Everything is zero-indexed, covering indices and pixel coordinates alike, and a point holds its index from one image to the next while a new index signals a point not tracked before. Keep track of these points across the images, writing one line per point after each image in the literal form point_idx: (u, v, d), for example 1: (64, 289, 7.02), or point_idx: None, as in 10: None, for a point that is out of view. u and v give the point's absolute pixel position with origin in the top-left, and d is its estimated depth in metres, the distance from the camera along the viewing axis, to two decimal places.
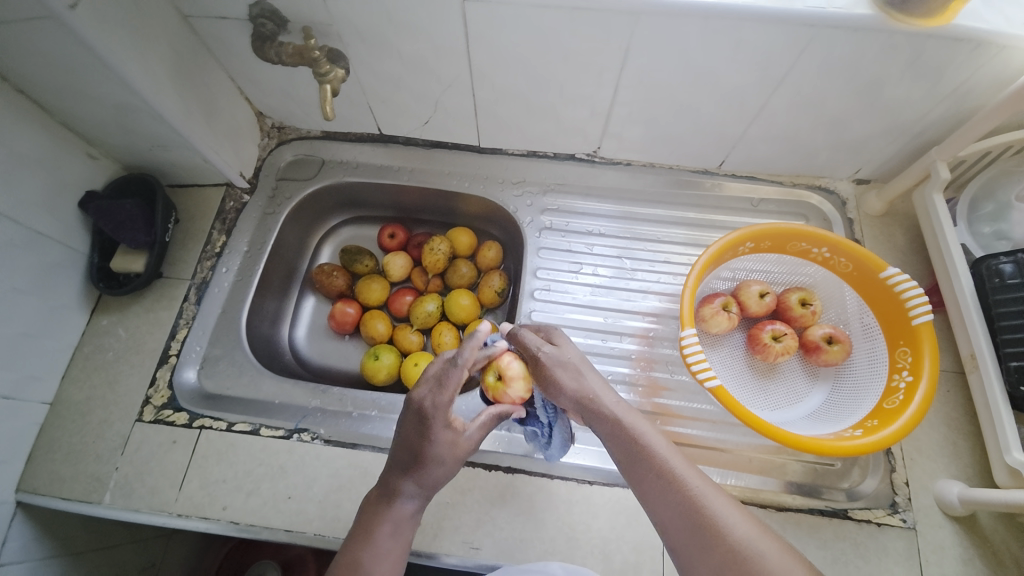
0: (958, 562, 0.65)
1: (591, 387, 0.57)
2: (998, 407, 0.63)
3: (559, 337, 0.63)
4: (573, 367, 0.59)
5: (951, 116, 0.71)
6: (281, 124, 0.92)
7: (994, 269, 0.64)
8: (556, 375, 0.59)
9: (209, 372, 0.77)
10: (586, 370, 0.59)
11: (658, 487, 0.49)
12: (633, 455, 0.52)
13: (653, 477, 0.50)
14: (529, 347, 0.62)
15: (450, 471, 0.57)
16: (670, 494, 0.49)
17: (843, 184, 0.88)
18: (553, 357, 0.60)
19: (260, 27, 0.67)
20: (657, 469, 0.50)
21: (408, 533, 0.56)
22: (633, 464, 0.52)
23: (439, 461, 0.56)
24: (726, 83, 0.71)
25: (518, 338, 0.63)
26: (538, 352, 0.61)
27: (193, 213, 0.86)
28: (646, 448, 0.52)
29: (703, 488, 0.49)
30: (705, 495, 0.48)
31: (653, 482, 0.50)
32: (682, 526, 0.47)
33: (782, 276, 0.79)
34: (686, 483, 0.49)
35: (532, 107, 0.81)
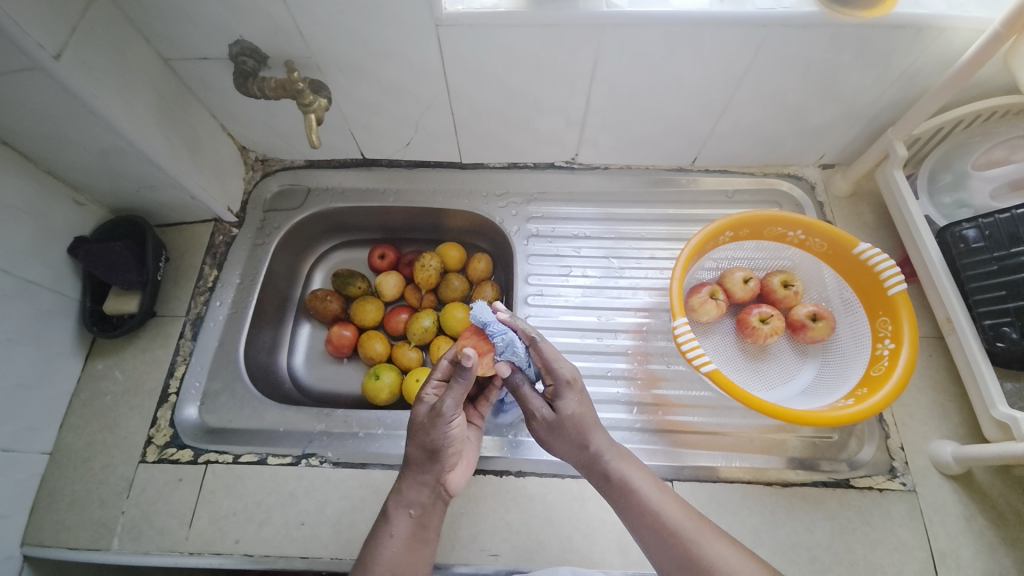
0: (960, 519, 0.67)
1: (594, 444, 0.60)
2: (979, 365, 0.65)
3: (568, 392, 0.60)
4: (575, 425, 0.60)
5: (902, 98, 0.76)
6: (265, 156, 0.94)
7: (958, 236, 0.68)
8: (556, 438, 0.61)
9: (210, 407, 0.76)
10: (590, 424, 0.60)
11: (657, 538, 0.56)
12: (633, 508, 0.58)
13: (654, 531, 0.56)
14: (529, 408, 0.61)
15: (424, 442, 0.59)
16: (670, 548, 0.55)
17: (810, 170, 0.93)
18: (553, 422, 0.60)
19: (241, 65, 0.69)
20: (658, 524, 0.56)
21: (409, 526, 0.58)
22: (632, 516, 0.57)
23: (415, 430, 0.60)
24: (691, 85, 0.75)
25: (517, 390, 0.62)
26: (535, 416, 0.60)
27: (183, 250, 0.86)
28: (647, 501, 0.57)
29: (702, 537, 0.55)
30: (705, 542, 0.55)
31: (652, 536, 0.56)
32: (680, 571, 0.54)
33: (764, 261, 0.82)
34: (686, 535, 0.55)
35: (509, 121, 0.84)
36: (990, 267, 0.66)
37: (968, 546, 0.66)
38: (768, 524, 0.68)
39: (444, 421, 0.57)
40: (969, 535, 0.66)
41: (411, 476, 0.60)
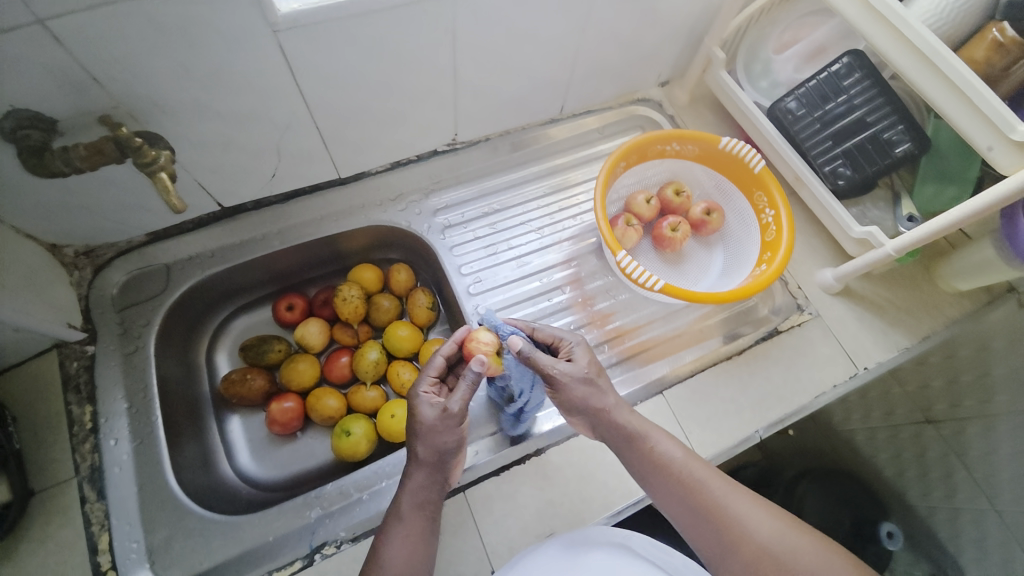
0: (854, 321, 0.87)
1: (608, 403, 0.64)
2: (829, 203, 0.82)
3: (579, 348, 0.67)
4: (592, 382, 0.64)
5: (707, 8, 0.88)
6: (88, 246, 0.74)
7: (785, 109, 0.84)
8: (574, 391, 0.64)
9: (168, 560, 0.62)
10: (603, 383, 0.65)
11: (679, 491, 0.60)
12: (655, 465, 0.62)
13: (673, 483, 0.60)
14: (546, 366, 0.64)
15: (433, 442, 0.59)
16: (692, 499, 0.59)
17: (653, 91, 1.04)
18: (573, 376, 0.64)
19: (25, 140, 0.53)
20: (679, 477, 0.60)
21: (420, 524, 0.57)
22: (652, 472, 0.61)
23: (421, 430, 0.59)
24: (546, 37, 0.78)
25: (531, 359, 0.64)
26: (555, 372, 0.63)
27: (29, 399, 0.66)
28: (668, 457, 0.62)
29: (722, 490, 0.60)
30: (728, 499, 0.59)
31: (673, 493, 0.60)
32: (703, 525, 0.58)
33: (654, 179, 0.91)
34: (707, 491, 0.60)
35: (381, 118, 0.78)
36: (815, 126, 0.82)
37: (866, 338, 0.85)
38: (741, 390, 0.80)
39: (450, 417, 0.59)
40: (864, 330, 0.86)
41: (413, 471, 0.59)
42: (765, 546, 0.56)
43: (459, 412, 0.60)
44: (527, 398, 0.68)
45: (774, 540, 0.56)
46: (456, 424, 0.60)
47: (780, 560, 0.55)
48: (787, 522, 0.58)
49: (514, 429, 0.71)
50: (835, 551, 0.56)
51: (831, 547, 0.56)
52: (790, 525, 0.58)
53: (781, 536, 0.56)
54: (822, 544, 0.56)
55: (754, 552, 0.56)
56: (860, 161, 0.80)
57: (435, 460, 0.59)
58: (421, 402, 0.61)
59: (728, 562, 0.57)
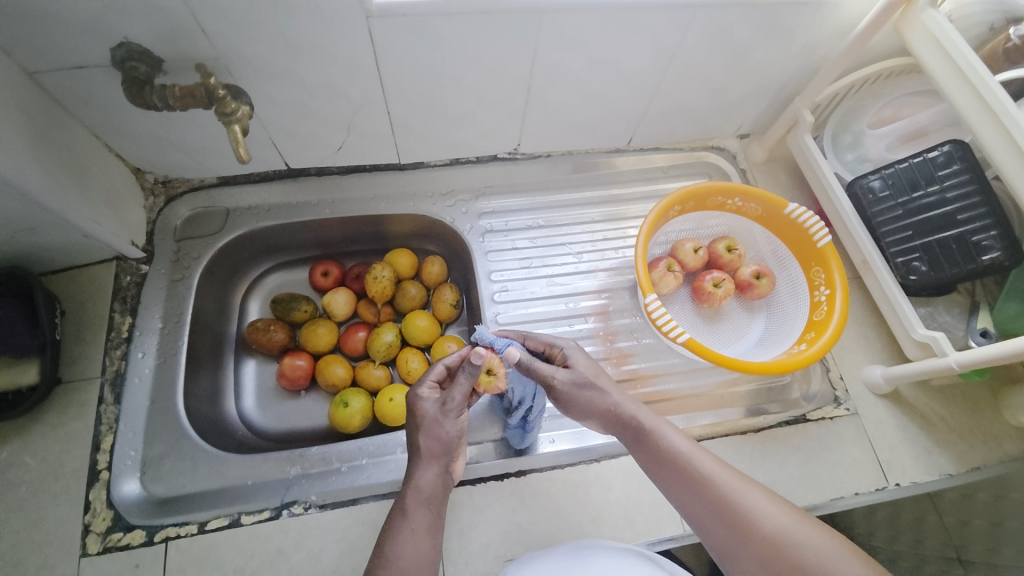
0: (896, 429, 0.78)
1: (610, 399, 0.62)
2: (894, 296, 0.75)
3: (573, 351, 0.66)
4: (591, 384, 0.63)
5: (803, 69, 0.84)
6: (166, 177, 0.81)
7: (866, 187, 0.78)
8: (577, 397, 0.63)
9: (155, 475, 0.66)
10: (603, 383, 0.63)
11: (688, 485, 0.56)
12: (661, 456, 0.58)
13: (681, 476, 0.56)
14: (545, 375, 0.64)
15: (435, 435, 0.60)
16: (702, 492, 0.55)
17: (730, 141, 1.00)
18: (571, 382, 0.63)
19: (131, 71, 0.60)
20: (686, 468, 0.56)
21: (426, 516, 0.57)
22: (659, 464, 0.58)
23: (423, 425, 0.60)
24: (627, 68, 0.78)
25: (531, 368, 0.65)
26: (555, 379, 0.63)
27: (83, 298, 0.74)
28: (675, 449, 0.58)
29: (733, 482, 0.56)
30: (738, 489, 0.55)
31: (682, 485, 0.56)
32: (713, 518, 0.54)
33: (708, 230, 0.88)
34: (718, 482, 0.55)
35: (450, 115, 0.81)
36: (896, 212, 0.76)
37: (907, 452, 0.77)
38: (749, 469, 0.74)
39: (450, 410, 0.60)
40: (905, 442, 0.78)
41: (419, 467, 0.59)
42: (777, 538, 0.51)
43: (457, 405, 0.60)
44: (530, 406, 0.68)
45: (796, 538, 0.51)
46: (458, 416, 0.60)
47: (796, 551, 0.50)
48: (803, 517, 0.54)
49: (521, 440, 0.70)
50: (851, 550, 0.51)
51: (847, 541, 0.52)
52: (805, 519, 0.53)
53: (795, 531, 0.52)
54: (842, 542, 0.52)
55: (768, 543, 0.51)
56: (939, 260, 0.72)
57: (437, 453, 0.60)
58: (422, 399, 0.61)
59: (741, 557, 0.53)
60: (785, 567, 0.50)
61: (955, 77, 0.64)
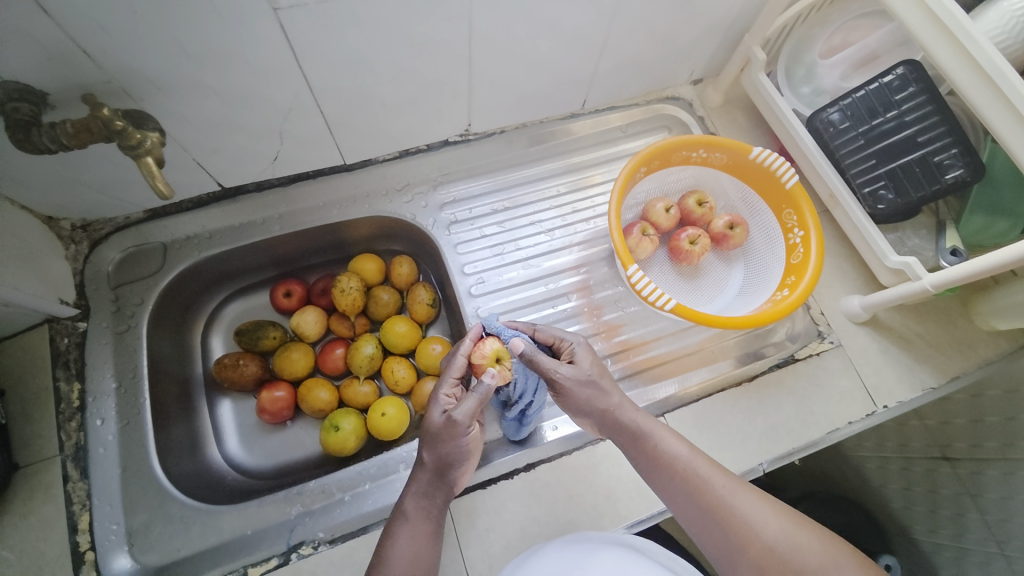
0: (879, 354, 0.81)
1: (611, 403, 0.61)
2: (864, 226, 0.76)
3: (580, 348, 0.64)
4: (594, 384, 0.61)
5: (750, 4, 0.81)
6: (85, 220, 0.72)
7: (826, 121, 0.77)
8: (578, 394, 0.61)
9: (145, 545, 0.62)
10: (606, 384, 0.62)
11: (686, 491, 0.57)
12: (659, 464, 0.58)
13: (680, 482, 0.57)
14: (548, 369, 0.61)
15: (441, 447, 0.58)
16: (699, 498, 0.56)
17: (684, 89, 0.97)
18: (574, 379, 0.61)
19: (13, 114, 0.51)
20: (684, 475, 0.57)
21: (425, 523, 0.57)
22: (656, 471, 0.58)
23: (429, 435, 0.59)
24: (571, 27, 0.72)
25: (534, 362, 0.61)
26: (557, 375, 0.61)
27: (20, 371, 0.66)
28: (673, 456, 0.58)
29: (731, 490, 0.56)
30: (734, 497, 0.56)
31: (680, 490, 0.57)
32: (710, 523, 0.55)
33: (676, 186, 0.86)
34: (716, 489, 0.56)
35: (390, 105, 0.74)
36: (858, 142, 0.75)
37: (891, 374, 0.80)
38: (748, 418, 0.76)
39: (457, 426, 0.57)
40: (888, 364, 0.80)
41: (420, 475, 0.58)
42: (772, 546, 0.53)
43: (466, 421, 0.57)
44: (529, 402, 0.67)
45: (791, 543, 0.53)
46: (466, 434, 0.58)
47: (788, 561, 0.52)
48: (797, 523, 0.55)
49: (517, 433, 0.69)
50: (846, 556, 0.52)
51: (839, 545, 0.53)
52: (799, 524, 0.55)
53: (789, 537, 0.53)
54: (835, 547, 0.53)
55: (762, 552, 0.53)
56: (905, 185, 0.73)
57: (440, 464, 0.58)
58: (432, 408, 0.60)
59: (735, 562, 0.54)
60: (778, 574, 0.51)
61: None
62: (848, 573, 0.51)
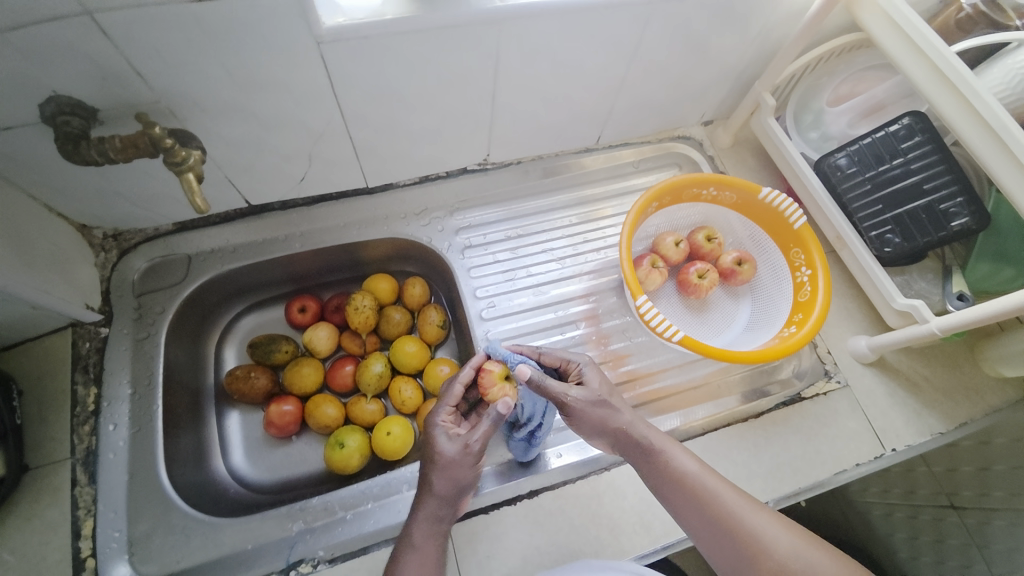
0: (886, 396, 0.81)
1: (623, 419, 0.61)
2: (871, 268, 0.77)
3: (589, 369, 0.64)
4: (604, 402, 0.61)
5: (761, 53, 0.85)
6: (116, 230, 0.75)
7: (834, 165, 0.79)
8: (590, 414, 0.61)
9: (145, 555, 0.61)
10: (616, 402, 0.62)
11: (697, 507, 0.56)
12: (671, 481, 0.58)
13: (691, 498, 0.57)
14: (558, 394, 0.60)
15: (451, 477, 0.57)
16: (710, 515, 0.56)
17: (695, 129, 1.01)
18: (585, 400, 0.61)
19: (64, 127, 0.54)
20: (695, 491, 0.57)
21: (434, 553, 0.56)
22: (668, 487, 0.58)
23: (438, 464, 0.58)
24: (590, 68, 0.76)
25: (542, 387, 0.60)
26: (570, 397, 0.60)
27: (40, 373, 0.68)
28: (683, 471, 0.58)
29: (741, 506, 0.56)
30: (747, 514, 0.56)
31: (691, 507, 0.57)
32: (721, 540, 0.55)
33: (686, 221, 0.88)
34: (727, 506, 0.56)
35: (414, 134, 0.78)
36: (865, 187, 0.77)
37: (898, 417, 0.80)
38: (754, 455, 0.75)
39: (472, 455, 0.58)
40: (895, 407, 0.80)
41: (427, 504, 0.57)
42: (783, 562, 0.53)
43: (478, 451, 0.58)
44: (539, 423, 0.67)
45: (801, 560, 0.53)
46: (476, 463, 0.59)
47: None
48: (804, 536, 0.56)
49: (524, 453, 0.69)
50: (854, 574, 0.53)
51: (845, 562, 0.54)
52: (808, 540, 0.55)
53: (799, 552, 0.54)
54: (842, 565, 0.54)
55: (775, 567, 0.53)
56: (911, 230, 0.74)
57: (450, 493, 0.57)
58: (439, 439, 0.59)
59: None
60: None
61: (910, 53, 0.65)
62: None
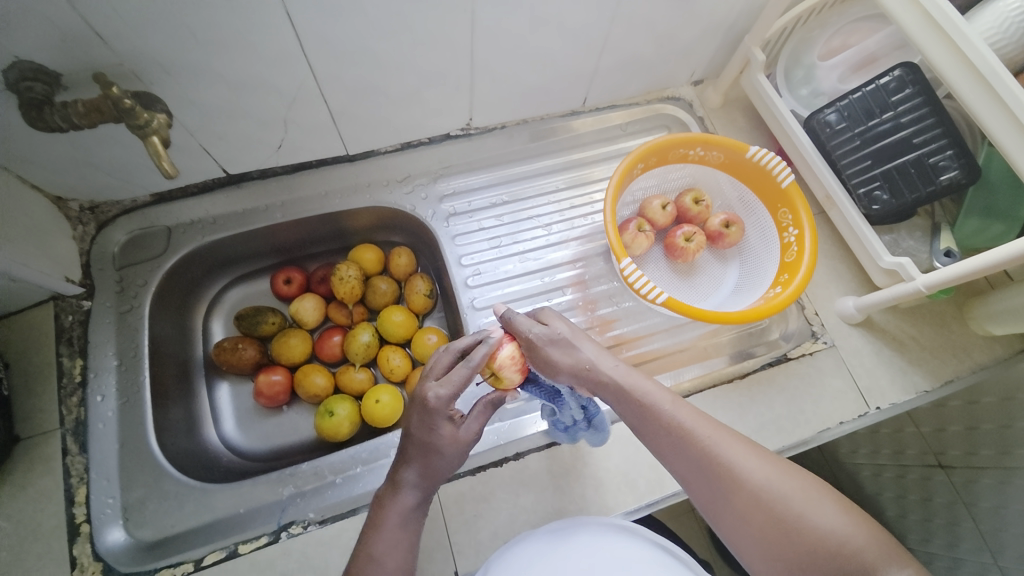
0: (872, 355, 0.81)
1: (586, 359, 0.61)
2: (860, 227, 0.76)
3: (557, 316, 0.65)
4: (565, 342, 0.62)
5: (751, 5, 0.82)
6: (93, 203, 0.74)
7: (823, 122, 0.77)
8: (550, 353, 0.62)
9: (139, 519, 0.63)
10: (579, 343, 0.62)
11: (670, 442, 0.56)
12: (647, 416, 0.57)
13: (663, 434, 0.56)
14: (523, 329, 0.63)
15: (448, 463, 0.56)
16: (682, 449, 0.55)
17: (685, 90, 0.98)
18: (547, 338, 0.62)
19: (27, 93, 0.53)
20: (666, 427, 0.56)
21: (412, 530, 0.55)
22: (642, 423, 0.58)
23: (437, 450, 0.56)
24: (572, 23, 0.73)
25: (511, 321, 0.64)
26: (529, 334, 0.62)
27: (23, 346, 0.68)
28: (653, 408, 0.57)
29: (715, 440, 0.55)
30: (721, 446, 0.55)
31: (666, 442, 0.56)
32: (696, 473, 0.54)
33: (673, 184, 0.86)
34: (697, 437, 0.55)
35: (393, 97, 0.76)
36: (854, 143, 0.76)
37: (884, 376, 0.80)
38: (739, 415, 0.76)
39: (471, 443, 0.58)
40: (881, 366, 0.81)
41: (411, 483, 0.56)
42: (758, 493, 0.52)
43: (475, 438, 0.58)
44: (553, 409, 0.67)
45: (777, 489, 0.52)
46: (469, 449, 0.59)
47: (775, 504, 0.51)
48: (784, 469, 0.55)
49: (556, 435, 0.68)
50: (828, 498, 0.52)
51: (822, 492, 0.52)
52: (785, 471, 0.53)
53: (775, 483, 0.52)
54: (823, 492, 0.52)
55: (748, 498, 0.52)
56: (900, 186, 0.73)
57: (440, 478, 0.57)
58: (440, 422, 0.56)
59: (723, 511, 0.53)
60: (768, 519, 0.51)
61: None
62: (833, 517, 0.50)
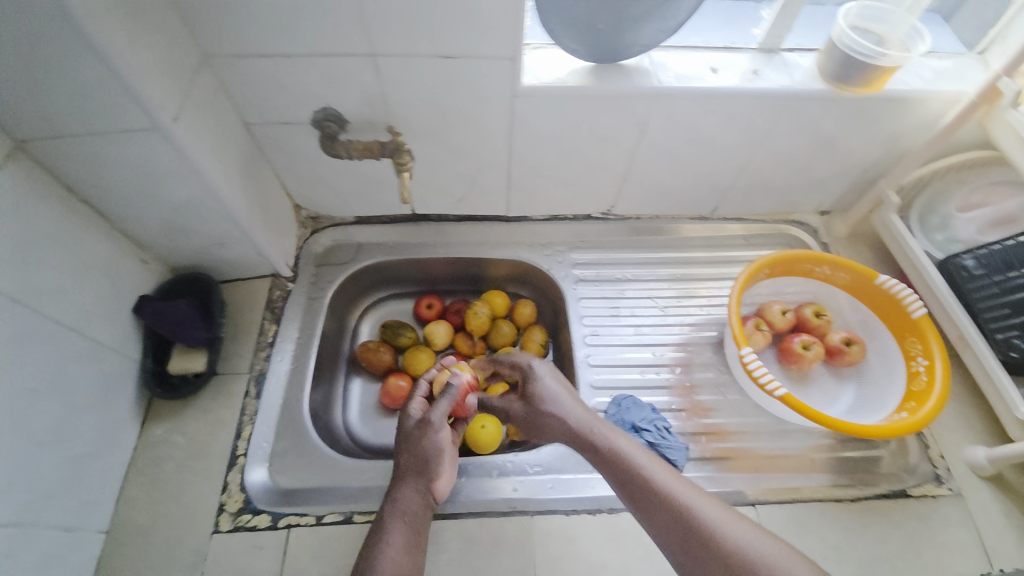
0: (1007, 518, 0.75)
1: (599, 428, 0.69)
2: (996, 373, 0.76)
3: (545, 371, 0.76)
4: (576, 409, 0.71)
5: (890, 154, 0.91)
6: (316, 214, 0.97)
7: (959, 265, 0.81)
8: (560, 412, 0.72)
9: (280, 467, 0.73)
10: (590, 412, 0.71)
11: (690, 532, 0.57)
12: (665, 502, 0.60)
13: (685, 523, 0.58)
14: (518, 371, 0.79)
15: (415, 451, 0.67)
16: (706, 539, 0.56)
17: (811, 217, 1.06)
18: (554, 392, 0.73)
19: (325, 129, 0.76)
20: (688, 516, 0.58)
21: (404, 533, 0.61)
22: (661, 511, 0.60)
23: (405, 441, 0.68)
24: (721, 144, 0.87)
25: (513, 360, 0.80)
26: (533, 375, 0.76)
27: (240, 305, 0.87)
28: (671, 493, 0.61)
29: (745, 536, 0.56)
30: (752, 539, 0.56)
31: (686, 533, 0.57)
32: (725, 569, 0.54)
33: (796, 295, 0.92)
34: (722, 529, 0.57)
35: (558, 178, 0.92)
36: (992, 290, 0.78)
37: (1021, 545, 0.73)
38: (843, 541, 0.73)
39: (432, 429, 0.67)
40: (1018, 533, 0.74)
41: (404, 485, 0.65)
42: None
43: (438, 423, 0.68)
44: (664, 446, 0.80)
45: None
46: (439, 434, 0.68)
47: None
48: None
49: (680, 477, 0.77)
50: None
51: None
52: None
53: None
54: None
55: None
56: None
57: (416, 469, 0.66)
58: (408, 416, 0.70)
59: None
60: None
61: None
62: None
